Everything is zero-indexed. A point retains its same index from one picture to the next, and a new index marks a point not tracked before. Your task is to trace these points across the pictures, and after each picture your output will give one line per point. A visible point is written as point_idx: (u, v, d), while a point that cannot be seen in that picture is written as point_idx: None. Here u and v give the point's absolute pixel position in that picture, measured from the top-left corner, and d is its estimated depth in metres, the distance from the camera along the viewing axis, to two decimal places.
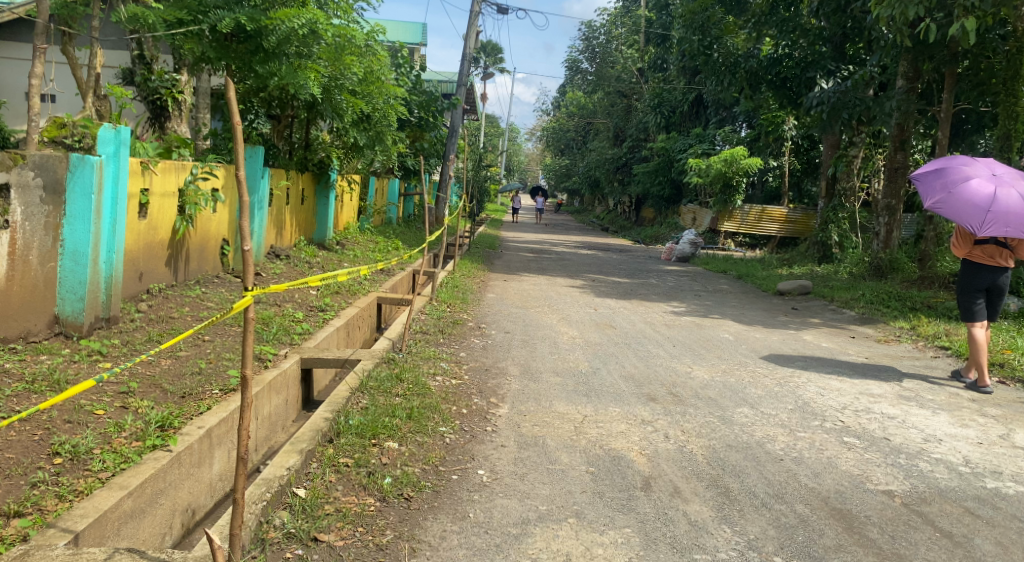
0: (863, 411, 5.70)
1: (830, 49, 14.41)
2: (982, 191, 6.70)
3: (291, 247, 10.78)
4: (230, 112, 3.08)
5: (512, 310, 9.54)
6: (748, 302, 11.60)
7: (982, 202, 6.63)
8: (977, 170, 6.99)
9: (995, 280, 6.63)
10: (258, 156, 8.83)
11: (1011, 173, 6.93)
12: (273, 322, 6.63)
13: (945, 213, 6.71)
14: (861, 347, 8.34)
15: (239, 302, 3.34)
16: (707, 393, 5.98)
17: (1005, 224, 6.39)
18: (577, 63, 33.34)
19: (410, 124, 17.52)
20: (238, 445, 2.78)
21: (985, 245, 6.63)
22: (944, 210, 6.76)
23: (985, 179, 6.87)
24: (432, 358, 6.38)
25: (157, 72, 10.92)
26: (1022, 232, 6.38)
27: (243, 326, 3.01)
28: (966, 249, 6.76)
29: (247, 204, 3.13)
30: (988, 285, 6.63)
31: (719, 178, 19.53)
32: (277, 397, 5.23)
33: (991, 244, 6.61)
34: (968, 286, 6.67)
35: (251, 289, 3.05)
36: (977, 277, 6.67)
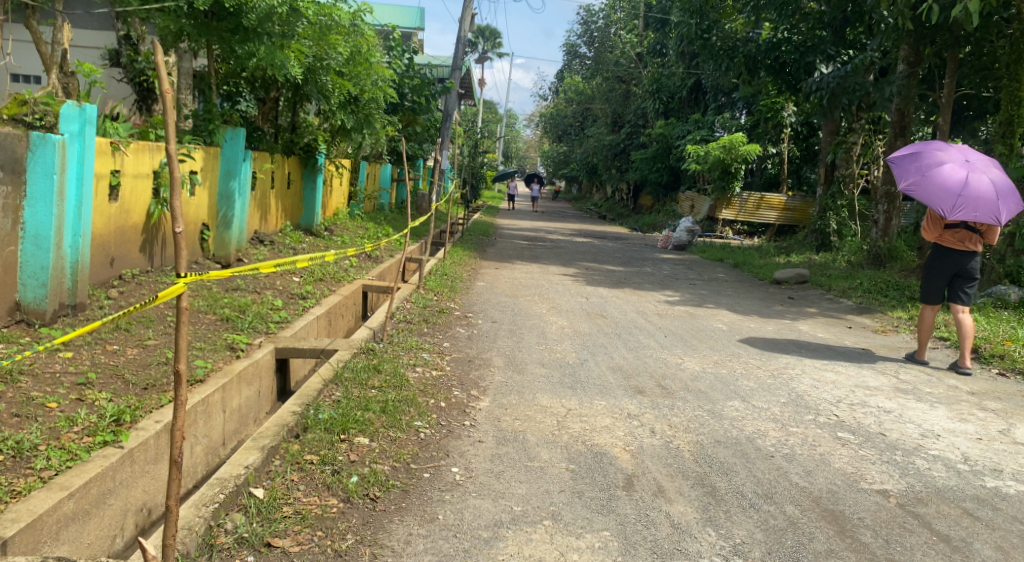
0: (858, 404, 5.50)
1: (830, 34, 14.17)
2: (955, 177, 6.88)
3: (276, 232, 10.55)
4: (160, 85, 2.80)
5: (501, 298, 9.33)
6: (743, 291, 11.40)
7: (953, 187, 6.82)
8: (950, 155, 7.12)
9: (963, 264, 6.95)
10: (239, 139, 8.64)
11: (981, 160, 7.13)
12: (249, 310, 6.44)
13: (918, 195, 6.85)
14: (856, 338, 8.14)
15: (166, 291, 3.23)
16: (698, 386, 5.79)
17: (974, 209, 6.65)
18: (575, 48, 32.96)
19: (404, 108, 17.27)
20: (172, 447, 2.59)
21: (957, 229, 6.99)
22: (917, 192, 6.90)
23: (958, 164, 7.05)
24: (413, 349, 6.18)
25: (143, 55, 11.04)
26: (990, 218, 6.64)
27: (176, 322, 2.90)
28: (937, 234, 7.11)
29: (179, 184, 2.93)
30: (955, 270, 6.97)
31: (717, 165, 19.30)
32: (248, 388, 5.02)
33: (961, 228, 6.98)
34: (934, 269, 7.06)
35: (182, 275, 2.89)
36: (946, 261, 7.02)
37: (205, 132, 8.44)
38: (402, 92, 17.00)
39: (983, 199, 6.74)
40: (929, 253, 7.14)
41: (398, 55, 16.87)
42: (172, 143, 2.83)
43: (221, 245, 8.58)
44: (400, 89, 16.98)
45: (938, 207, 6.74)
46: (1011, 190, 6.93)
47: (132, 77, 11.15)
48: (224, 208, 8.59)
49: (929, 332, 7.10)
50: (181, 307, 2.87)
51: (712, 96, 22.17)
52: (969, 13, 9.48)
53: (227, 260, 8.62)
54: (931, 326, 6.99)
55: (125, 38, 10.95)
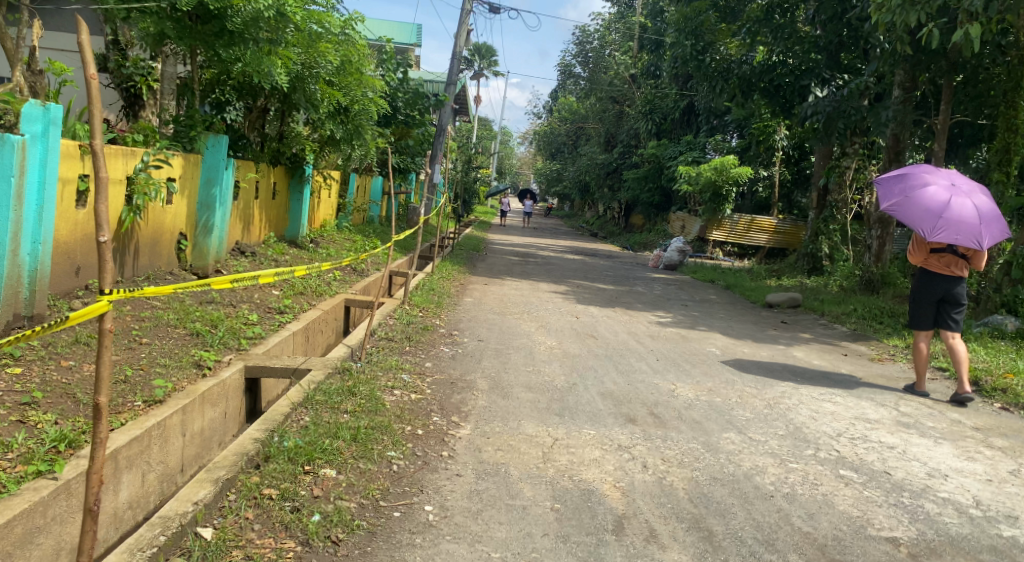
0: (860, 438, 5.19)
1: (825, 57, 13.84)
2: (937, 200, 6.82)
3: (259, 244, 10.24)
4: (84, 67, 2.70)
5: (489, 315, 9.03)
6: (736, 314, 11.13)
7: (936, 209, 6.78)
8: (936, 179, 7.08)
9: (948, 289, 6.81)
10: (221, 146, 8.30)
11: (967, 185, 7.06)
12: (221, 326, 6.15)
13: (899, 217, 6.83)
14: (854, 366, 7.85)
15: (77, 314, 2.85)
16: (692, 415, 5.48)
17: (956, 232, 6.59)
18: (570, 67, 32.87)
19: (396, 121, 16.99)
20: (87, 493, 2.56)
21: (942, 254, 6.87)
22: (900, 214, 6.89)
23: (943, 188, 7.00)
24: (392, 369, 5.87)
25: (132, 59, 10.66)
26: (972, 240, 6.56)
27: (97, 344, 2.72)
28: (923, 257, 6.98)
29: (104, 187, 2.78)
30: (941, 295, 6.83)
31: (709, 186, 19.12)
32: (214, 410, 4.71)
33: (948, 253, 6.85)
34: (920, 295, 6.92)
35: (106, 291, 2.81)
36: (932, 286, 6.87)
37: (186, 137, 8.08)
38: (394, 106, 16.74)
39: (966, 223, 6.67)
40: (915, 278, 7.01)
41: (389, 68, 16.65)
42: (96, 140, 2.73)
43: (199, 255, 8.23)
44: (392, 102, 16.72)
45: (919, 228, 6.70)
46: (995, 215, 6.84)
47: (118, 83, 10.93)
48: (204, 216, 8.26)
49: (927, 362, 6.89)
50: (102, 331, 2.74)
51: (705, 117, 22.08)
52: (969, 38, 9.29)
53: (206, 271, 8.28)
54: (926, 356, 6.82)
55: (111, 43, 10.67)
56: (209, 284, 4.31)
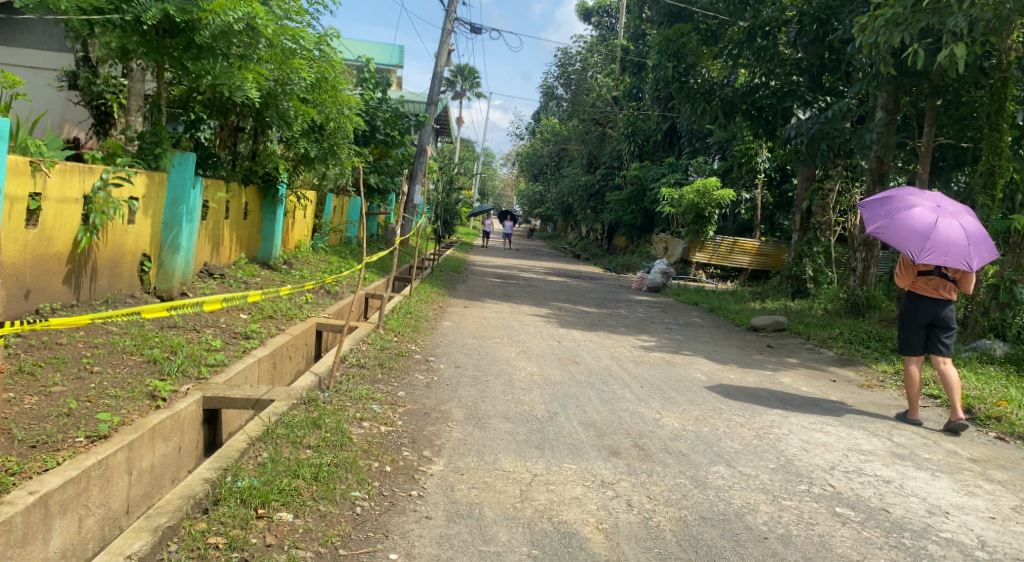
0: (855, 472, 4.92)
1: (807, 79, 13.94)
2: (924, 220, 6.63)
3: (228, 265, 9.91)
4: None
5: (467, 340, 8.73)
6: (721, 338, 10.91)
7: (922, 231, 6.57)
8: (921, 200, 6.86)
9: (937, 312, 6.59)
10: (187, 165, 8.05)
11: (953, 206, 6.84)
12: (181, 353, 5.82)
13: (885, 239, 6.63)
14: (844, 393, 7.60)
15: None
16: (679, 447, 5.19)
17: (944, 253, 6.39)
18: (552, 89, 32.85)
19: (376, 141, 16.68)
20: None
21: (930, 276, 6.65)
22: (886, 237, 6.66)
23: (929, 209, 6.78)
24: (362, 399, 5.56)
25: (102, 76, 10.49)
26: (961, 262, 6.36)
27: None
28: (910, 280, 6.77)
29: None
30: (930, 319, 6.61)
31: (691, 209, 19.00)
32: (166, 445, 4.40)
33: (936, 275, 6.63)
34: (908, 319, 6.70)
35: None
36: (920, 309, 6.66)
37: (151, 155, 7.78)
38: (373, 125, 16.46)
39: (954, 244, 6.47)
40: (902, 302, 6.80)
41: (369, 87, 16.42)
42: None
43: (163, 278, 7.91)
44: (371, 121, 16.44)
45: (905, 251, 6.48)
46: (983, 236, 6.65)
47: (87, 101, 10.63)
48: (169, 237, 7.94)
49: (918, 388, 6.65)
50: None
51: (687, 140, 22.14)
52: (953, 59, 9.17)
53: (169, 293, 7.94)
54: (917, 380, 6.58)
55: (83, 60, 10.43)
56: (140, 313, 4.63)
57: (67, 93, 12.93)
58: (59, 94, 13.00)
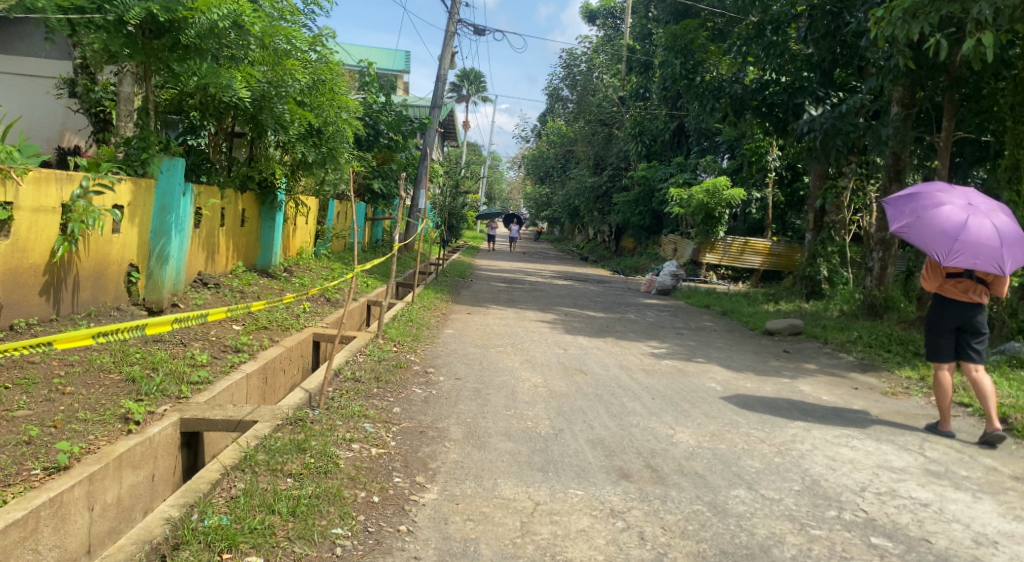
0: (887, 494, 4.53)
1: (818, 75, 13.61)
2: (953, 220, 6.23)
3: (224, 274, 9.58)
4: None
5: (470, 349, 8.34)
6: (735, 343, 10.49)
7: (951, 230, 6.18)
8: (951, 197, 6.46)
9: (967, 317, 6.18)
10: (176, 171, 7.68)
11: (986, 204, 6.44)
12: (162, 369, 5.47)
13: (911, 240, 6.24)
14: (868, 401, 7.19)
15: None
16: (694, 468, 4.81)
17: (974, 256, 5.99)
18: (558, 90, 32.33)
19: (379, 144, 16.31)
20: None
21: (959, 279, 6.23)
22: (911, 237, 6.29)
23: (959, 207, 6.38)
24: (354, 418, 5.18)
25: (100, 84, 10.38)
26: (992, 264, 5.96)
27: None
28: (937, 283, 6.35)
29: None
30: (959, 323, 6.20)
31: (701, 209, 18.57)
32: (136, 474, 4.08)
33: (966, 278, 6.21)
34: (935, 324, 6.29)
35: None
36: (949, 313, 6.25)
37: (136, 161, 7.44)
38: (375, 129, 16.08)
39: (985, 244, 6.07)
40: (929, 306, 6.38)
41: (371, 90, 16.07)
42: None
43: (153, 288, 7.54)
44: (373, 125, 16.04)
45: (932, 252, 6.10)
46: (1018, 237, 6.24)
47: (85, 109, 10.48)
48: (158, 246, 7.57)
49: (950, 396, 6.24)
50: None
51: (695, 139, 21.74)
52: (977, 50, 8.74)
53: (159, 305, 7.56)
54: (948, 388, 6.17)
55: (82, 67, 10.40)
56: (47, 343, 3.71)
57: (67, 101, 12.59)
58: (58, 102, 12.65)
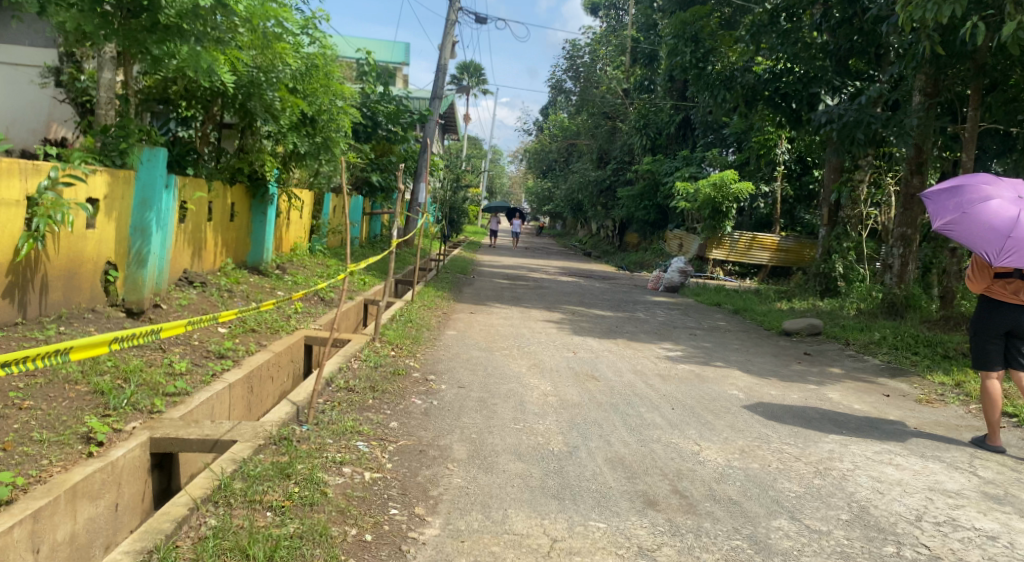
0: (948, 524, 4.03)
1: (833, 63, 12.87)
2: (1004, 215, 5.72)
3: (213, 271, 9.07)
4: None
5: (474, 353, 7.81)
6: (751, 344, 9.96)
7: (1002, 226, 5.67)
8: (1000, 190, 5.95)
9: (1017, 320, 5.65)
10: (158, 161, 7.11)
11: None
12: (135, 379, 4.96)
13: (958, 238, 5.73)
14: (903, 410, 6.66)
15: None
16: (727, 493, 4.30)
17: None
18: (561, 83, 31.33)
19: (377, 136, 15.76)
20: None
21: (1009, 279, 5.70)
22: (958, 233, 5.77)
23: (1009, 201, 5.86)
24: (345, 435, 4.67)
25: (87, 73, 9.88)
26: None
27: None
28: (984, 283, 5.82)
29: None
30: (1008, 327, 5.67)
31: (708, 204, 18.02)
32: (93, 505, 3.60)
33: (1016, 278, 5.67)
34: (982, 328, 5.77)
35: None
36: (997, 317, 5.72)
37: (115, 151, 6.94)
38: (374, 121, 15.57)
39: None
40: (975, 308, 5.87)
41: (369, 80, 15.53)
42: None
43: (133, 287, 7.02)
44: (372, 116, 15.59)
45: (982, 250, 5.59)
46: None
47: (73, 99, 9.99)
48: (138, 243, 7.07)
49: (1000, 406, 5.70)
50: None
51: (701, 132, 21.15)
52: (1015, 36, 8.18)
53: (140, 307, 7.01)
54: (997, 398, 5.63)
55: (69, 55, 9.92)
56: None
57: (53, 90, 12.04)
58: (44, 92, 12.10)
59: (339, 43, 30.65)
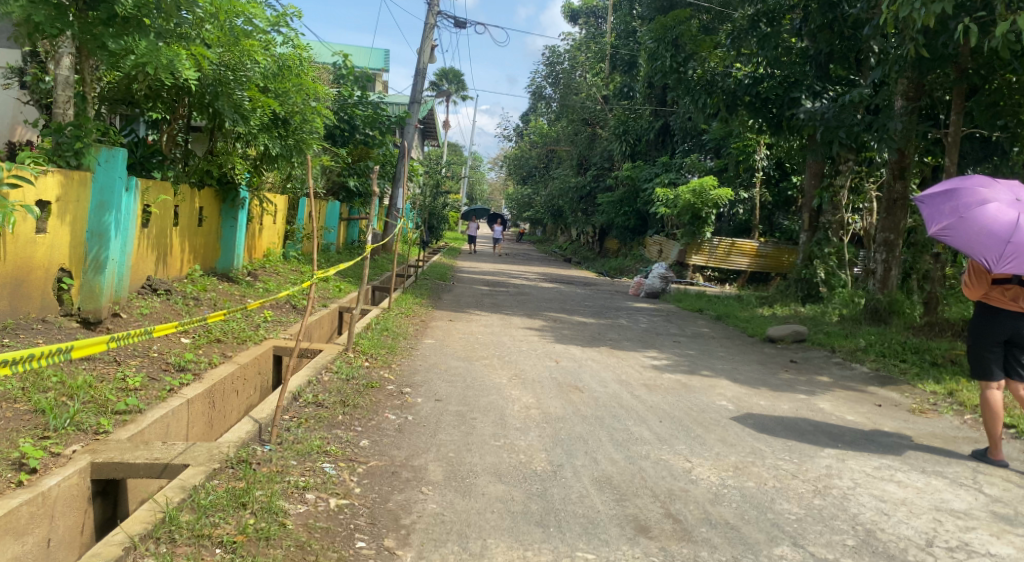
0: (960, 549, 3.75)
1: (814, 68, 12.49)
2: (1002, 220, 5.46)
3: (178, 279, 8.66)
4: None
5: (451, 363, 7.46)
6: (737, 352, 9.69)
7: (1000, 231, 5.42)
8: (997, 192, 5.70)
9: (1016, 328, 5.39)
10: (117, 161, 6.71)
11: None
12: (80, 397, 4.57)
13: (956, 244, 5.47)
14: (899, 422, 6.39)
15: None
16: (723, 516, 3.99)
17: None
18: (541, 89, 31.15)
19: (354, 141, 15.39)
20: None
21: (1008, 285, 5.44)
22: (955, 239, 5.51)
23: (1007, 204, 5.61)
24: (311, 455, 4.32)
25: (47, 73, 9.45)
26: None
27: None
28: (982, 290, 5.55)
29: None
30: (1008, 335, 5.41)
31: (688, 209, 17.84)
32: (15, 543, 3.27)
33: (1015, 284, 5.41)
34: (981, 336, 5.49)
35: None
36: (996, 325, 5.45)
37: (70, 151, 6.52)
38: (351, 124, 15.22)
39: None
40: (972, 316, 5.60)
41: (346, 83, 15.18)
42: None
43: (90, 296, 6.62)
44: (348, 120, 15.23)
45: (981, 257, 5.32)
46: None
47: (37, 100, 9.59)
48: (95, 249, 6.65)
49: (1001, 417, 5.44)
50: None
51: (682, 137, 20.97)
52: (1007, 38, 7.98)
53: (97, 316, 6.64)
54: (999, 410, 5.35)
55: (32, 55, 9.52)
56: None
57: (16, 91, 11.56)
58: (8, 93, 11.61)
59: (316, 48, 30.30)
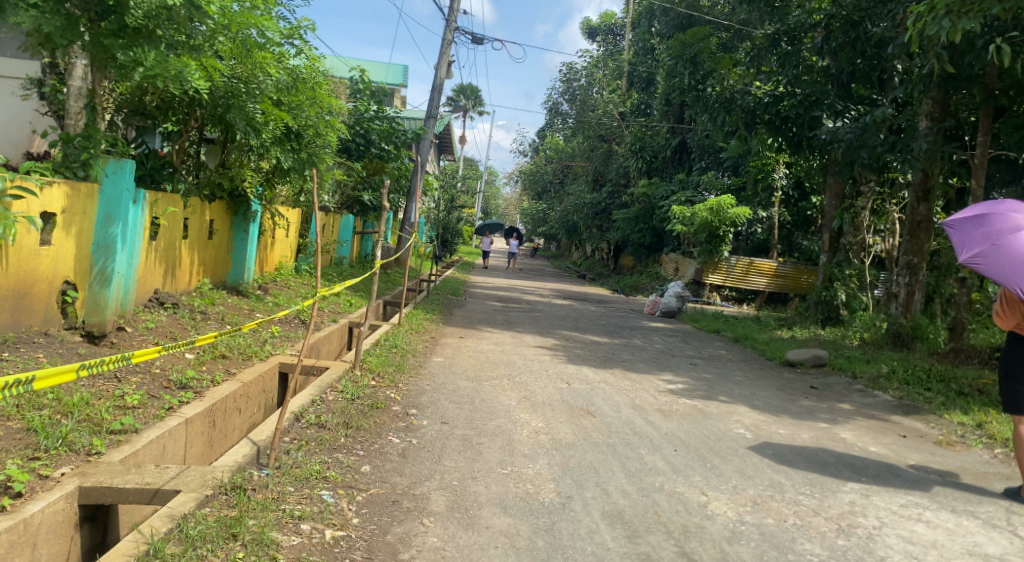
0: None
1: (836, 87, 12.24)
2: None
3: (187, 292, 8.55)
4: None
5: (460, 383, 7.28)
6: (753, 376, 9.45)
7: None
8: None
9: None
10: (125, 173, 6.60)
11: None
12: (75, 416, 4.42)
13: (987, 272, 5.26)
14: (925, 454, 6.15)
15: None
16: (741, 557, 3.80)
17: None
18: (558, 105, 31.08)
19: (369, 155, 15.30)
20: None
21: None
22: (987, 267, 5.30)
23: None
24: (309, 481, 4.15)
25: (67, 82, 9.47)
26: None
27: None
28: (1014, 321, 5.33)
29: None
30: None
31: (704, 227, 17.65)
32: None
33: None
34: (1011, 368, 5.26)
35: None
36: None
37: (77, 162, 6.41)
38: (366, 138, 15.15)
39: None
40: (1002, 348, 5.37)
41: (362, 98, 15.13)
42: None
43: (94, 309, 6.49)
44: (363, 134, 15.15)
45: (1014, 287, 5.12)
46: None
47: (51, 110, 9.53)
48: (100, 261, 6.54)
49: None
50: None
51: (699, 155, 20.78)
52: None
53: (101, 329, 6.52)
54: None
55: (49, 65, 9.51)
56: None
57: (34, 102, 11.56)
58: (27, 104, 11.60)
59: (334, 63, 30.42)
